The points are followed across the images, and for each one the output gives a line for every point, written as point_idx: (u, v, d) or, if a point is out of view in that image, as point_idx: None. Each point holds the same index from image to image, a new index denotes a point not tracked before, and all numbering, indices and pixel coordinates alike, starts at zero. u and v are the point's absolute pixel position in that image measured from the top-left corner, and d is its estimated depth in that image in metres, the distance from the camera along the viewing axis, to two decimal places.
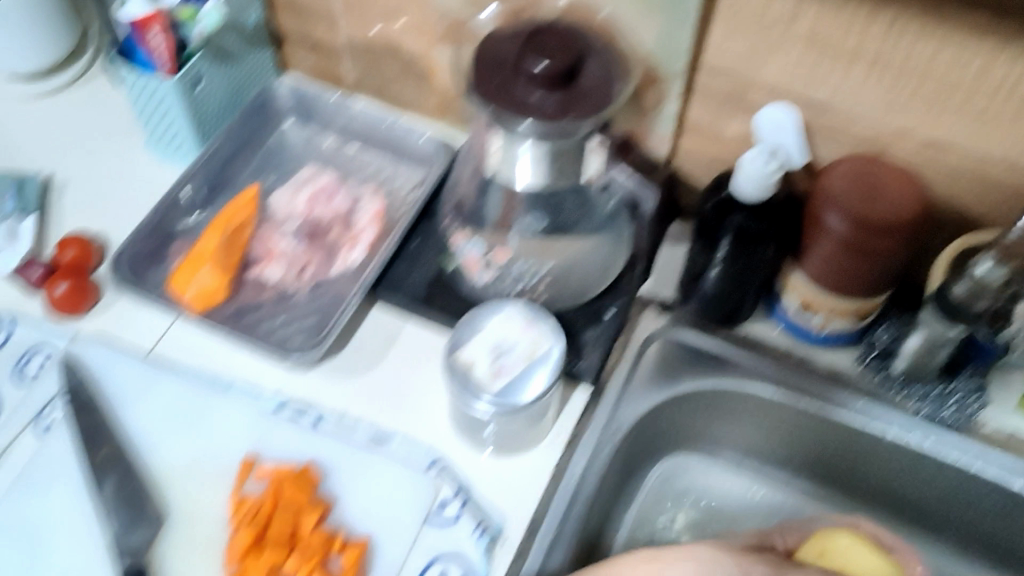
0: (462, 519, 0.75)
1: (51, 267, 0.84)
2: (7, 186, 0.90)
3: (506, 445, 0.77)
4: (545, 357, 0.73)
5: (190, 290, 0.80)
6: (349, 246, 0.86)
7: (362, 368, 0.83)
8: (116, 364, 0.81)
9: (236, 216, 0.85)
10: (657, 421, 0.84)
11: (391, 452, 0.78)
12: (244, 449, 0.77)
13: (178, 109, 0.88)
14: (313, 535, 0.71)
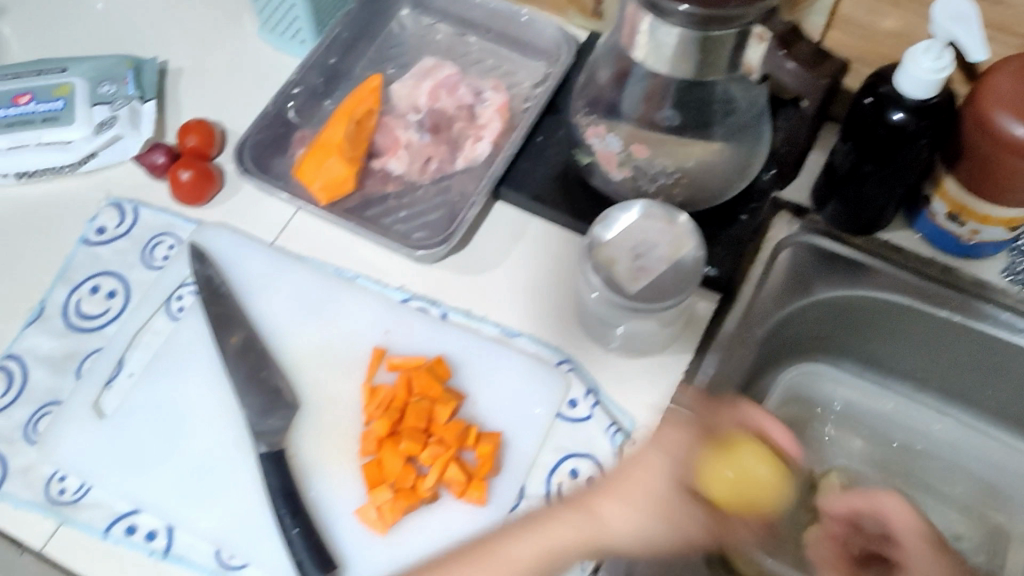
0: (594, 417, 0.74)
1: (174, 154, 0.84)
2: (125, 70, 0.88)
3: (637, 347, 0.77)
4: (687, 261, 0.71)
5: (318, 181, 0.79)
6: (473, 140, 0.83)
7: (487, 264, 0.82)
8: (245, 252, 0.81)
9: (359, 106, 0.82)
10: (788, 327, 0.85)
11: (520, 348, 0.78)
12: (373, 342, 0.77)
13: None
14: (446, 427, 0.71)
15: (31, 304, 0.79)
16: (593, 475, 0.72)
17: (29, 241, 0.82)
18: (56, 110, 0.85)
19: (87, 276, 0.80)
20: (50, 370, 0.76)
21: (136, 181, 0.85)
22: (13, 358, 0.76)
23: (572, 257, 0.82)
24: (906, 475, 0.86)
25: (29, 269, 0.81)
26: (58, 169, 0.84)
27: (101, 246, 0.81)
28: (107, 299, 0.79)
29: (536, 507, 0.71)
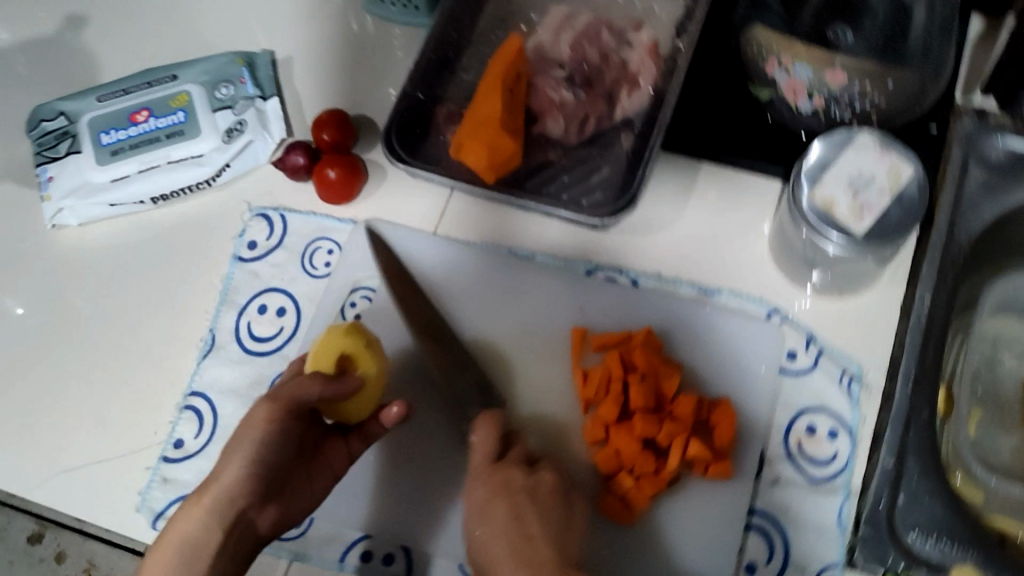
0: (820, 368, 0.70)
1: (312, 152, 0.78)
2: (239, 69, 0.82)
3: (852, 283, 0.71)
4: (909, 192, 0.66)
5: (483, 162, 0.73)
6: (629, 89, 0.78)
7: (667, 220, 0.76)
8: (409, 247, 0.76)
9: (507, 70, 0.76)
10: (989, 239, 0.78)
11: (723, 305, 0.73)
12: (570, 323, 0.72)
13: None
14: (678, 401, 0.67)
15: (200, 334, 0.74)
16: (833, 429, 0.68)
17: (180, 267, 0.77)
18: (179, 124, 0.79)
19: (250, 296, 0.75)
20: (239, 402, 0.71)
21: (275, 185, 0.79)
22: (197, 395, 0.72)
23: (757, 199, 0.76)
24: None
25: (188, 298, 0.76)
26: (193, 186, 0.79)
27: (257, 261, 0.76)
28: (277, 317, 0.74)
29: (780, 470, 0.67)
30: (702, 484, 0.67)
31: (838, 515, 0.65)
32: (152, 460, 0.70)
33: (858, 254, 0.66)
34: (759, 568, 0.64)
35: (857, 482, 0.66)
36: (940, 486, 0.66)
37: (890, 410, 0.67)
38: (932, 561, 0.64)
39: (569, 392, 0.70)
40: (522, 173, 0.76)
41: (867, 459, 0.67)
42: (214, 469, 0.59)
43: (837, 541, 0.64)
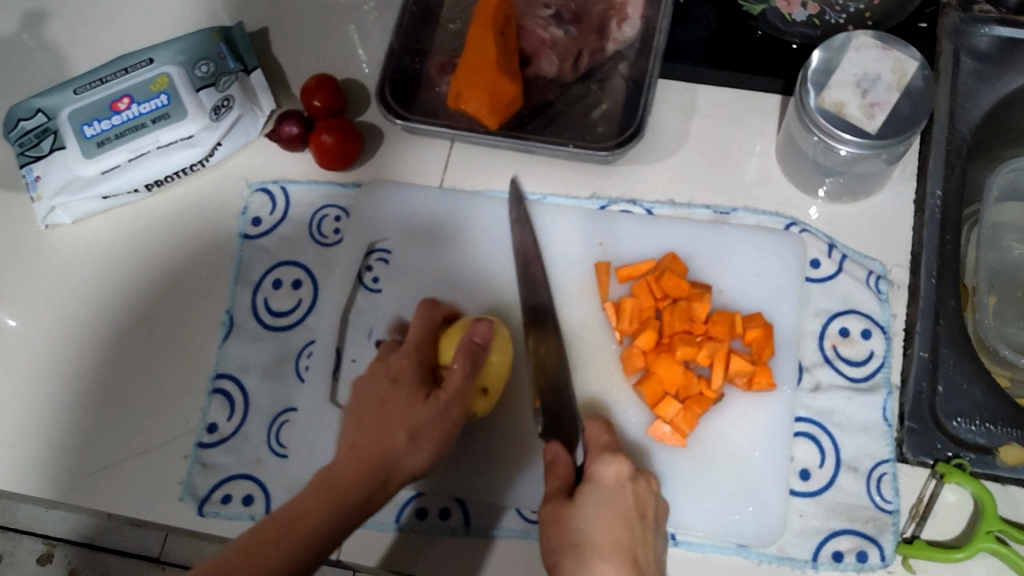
0: (845, 271, 0.70)
1: (305, 120, 0.76)
2: (217, 44, 0.77)
3: (866, 187, 0.72)
4: (918, 85, 0.66)
5: (483, 106, 0.73)
6: (619, 21, 0.77)
7: (671, 147, 0.76)
8: (419, 204, 0.76)
9: (497, 11, 0.74)
10: (987, 129, 0.79)
11: (740, 223, 0.73)
12: (592, 258, 0.72)
13: None
14: (712, 322, 0.67)
15: (219, 317, 0.73)
16: (866, 329, 0.68)
17: (188, 253, 0.76)
18: (163, 106, 0.74)
19: (264, 271, 0.74)
20: (269, 378, 0.70)
21: (274, 160, 0.79)
22: (224, 377, 0.70)
23: (758, 115, 0.77)
24: None
25: (201, 282, 0.75)
26: (189, 167, 0.77)
27: (265, 236, 0.75)
28: (294, 290, 0.73)
29: (821, 375, 0.67)
30: (745, 398, 0.67)
31: (884, 411, 0.65)
32: (188, 447, 0.69)
33: (871, 153, 0.65)
34: (813, 473, 0.65)
35: (896, 377, 0.67)
36: (976, 371, 0.68)
37: (917, 304, 0.68)
38: (979, 445, 0.65)
39: (600, 326, 0.70)
40: (523, 116, 0.76)
41: (903, 354, 0.68)
42: (393, 440, 0.57)
43: (887, 436, 0.65)
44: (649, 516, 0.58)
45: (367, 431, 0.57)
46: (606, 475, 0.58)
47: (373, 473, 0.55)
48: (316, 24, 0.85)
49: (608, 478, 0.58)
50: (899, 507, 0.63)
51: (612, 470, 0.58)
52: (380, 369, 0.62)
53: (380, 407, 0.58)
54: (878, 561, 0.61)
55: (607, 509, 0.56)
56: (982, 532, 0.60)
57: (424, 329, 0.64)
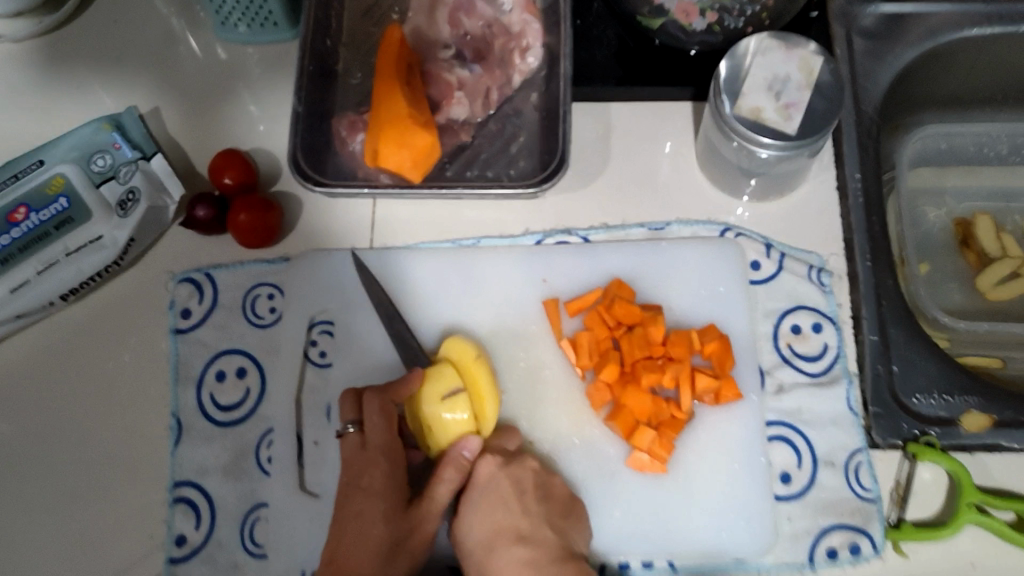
0: (786, 269, 0.71)
1: (218, 201, 0.73)
2: (108, 135, 0.73)
3: (791, 183, 0.73)
4: (826, 78, 0.67)
5: (404, 162, 0.71)
6: (521, 51, 0.76)
7: (595, 170, 0.76)
8: (354, 268, 0.73)
9: (398, 62, 0.72)
10: (888, 103, 0.82)
11: (676, 236, 0.74)
12: (540, 297, 0.72)
13: None
14: (670, 343, 0.66)
15: (165, 421, 0.70)
16: (816, 323, 0.69)
17: (119, 358, 0.72)
18: (64, 210, 0.70)
19: (204, 365, 0.71)
20: (231, 477, 0.67)
21: (190, 245, 0.75)
22: (184, 484, 0.67)
23: (673, 125, 0.77)
24: None
25: (139, 388, 0.71)
26: (105, 270, 0.73)
27: (198, 328, 0.72)
28: (239, 379, 0.70)
29: (782, 376, 0.69)
30: (715, 411, 0.68)
31: (847, 401, 0.67)
32: (159, 565, 0.65)
33: (794, 154, 0.66)
34: (794, 475, 0.66)
35: (852, 365, 0.69)
36: (924, 345, 0.69)
37: (858, 289, 0.70)
38: (941, 418, 0.66)
39: (559, 363, 0.69)
40: (445, 164, 0.74)
41: (855, 340, 0.69)
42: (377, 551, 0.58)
43: (855, 426, 0.66)
44: (526, 493, 0.62)
45: (345, 547, 0.59)
46: (478, 474, 0.63)
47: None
48: (209, 94, 0.81)
49: (480, 474, 0.63)
50: (880, 493, 0.64)
51: (482, 473, 0.63)
52: (356, 472, 0.61)
53: (356, 520, 0.60)
54: (870, 550, 0.62)
55: (484, 511, 0.62)
56: (963, 505, 0.62)
57: (384, 422, 0.61)
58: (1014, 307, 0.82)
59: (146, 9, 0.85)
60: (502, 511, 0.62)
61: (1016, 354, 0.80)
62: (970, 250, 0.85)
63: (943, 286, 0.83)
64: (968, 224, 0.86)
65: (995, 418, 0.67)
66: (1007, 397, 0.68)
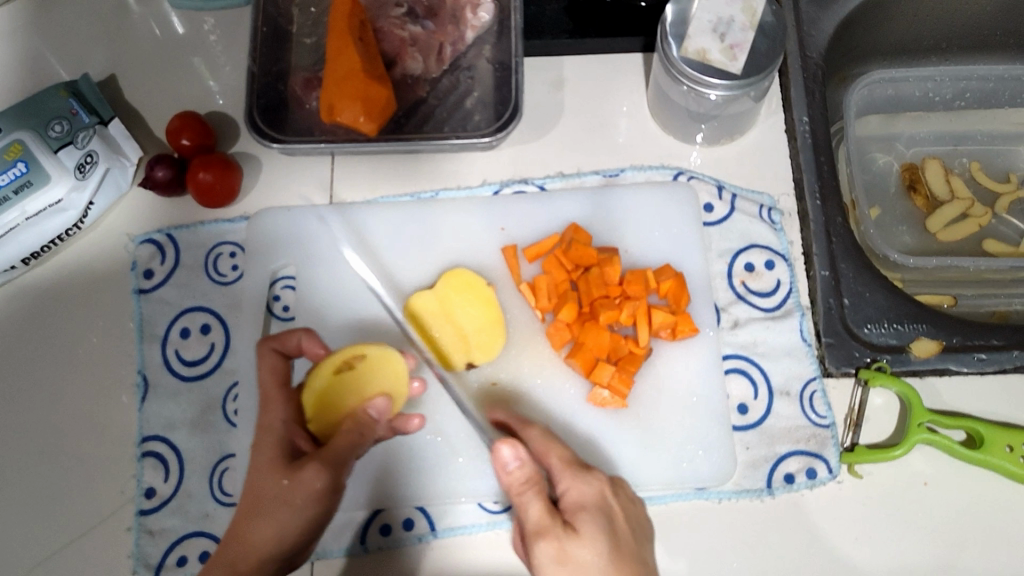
0: (738, 210, 0.73)
1: (177, 162, 0.74)
2: (65, 100, 0.71)
3: (741, 126, 0.75)
4: (768, 19, 0.69)
5: (359, 115, 0.71)
6: (472, 7, 0.77)
7: (549, 122, 0.77)
8: (313, 223, 0.74)
9: (351, 19, 0.73)
10: (834, 51, 0.84)
11: (631, 182, 0.75)
12: (498, 244, 0.73)
13: None
14: (627, 283, 0.68)
15: (130, 380, 0.70)
16: (768, 260, 0.71)
17: (84, 322, 0.72)
18: (23, 175, 0.67)
19: (169, 323, 0.71)
20: (198, 430, 0.68)
21: (152, 208, 0.76)
22: (152, 439, 0.68)
23: (625, 76, 0.79)
24: (978, 135, 0.90)
25: (104, 347, 0.71)
26: (65, 234, 0.73)
27: (161, 288, 0.72)
28: (204, 335, 0.71)
29: (737, 312, 0.70)
30: (673, 347, 0.69)
31: (801, 332, 0.69)
32: (130, 519, 0.65)
33: (742, 93, 0.68)
34: (750, 406, 0.67)
35: (804, 299, 0.70)
36: (873, 278, 0.71)
37: (809, 226, 0.72)
38: (891, 345, 0.68)
39: (518, 307, 0.71)
40: (399, 117, 0.75)
41: (806, 275, 0.71)
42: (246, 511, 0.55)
43: (808, 356, 0.68)
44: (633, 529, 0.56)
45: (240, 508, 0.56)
46: (588, 497, 0.55)
47: (275, 559, 0.55)
48: (166, 60, 0.82)
49: (590, 493, 0.56)
50: (834, 419, 0.66)
51: (594, 495, 0.56)
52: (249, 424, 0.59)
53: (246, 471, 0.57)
54: (826, 474, 0.64)
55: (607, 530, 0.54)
56: (914, 425, 0.64)
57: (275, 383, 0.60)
58: (963, 247, 0.84)
59: None
60: (621, 541, 0.54)
61: (966, 291, 0.82)
62: (918, 193, 0.86)
63: (894, 229, 0.85)
64: (915, 168, 0.88)
65: (943, 343, 0.69)
66: (954, 323, 0.69)
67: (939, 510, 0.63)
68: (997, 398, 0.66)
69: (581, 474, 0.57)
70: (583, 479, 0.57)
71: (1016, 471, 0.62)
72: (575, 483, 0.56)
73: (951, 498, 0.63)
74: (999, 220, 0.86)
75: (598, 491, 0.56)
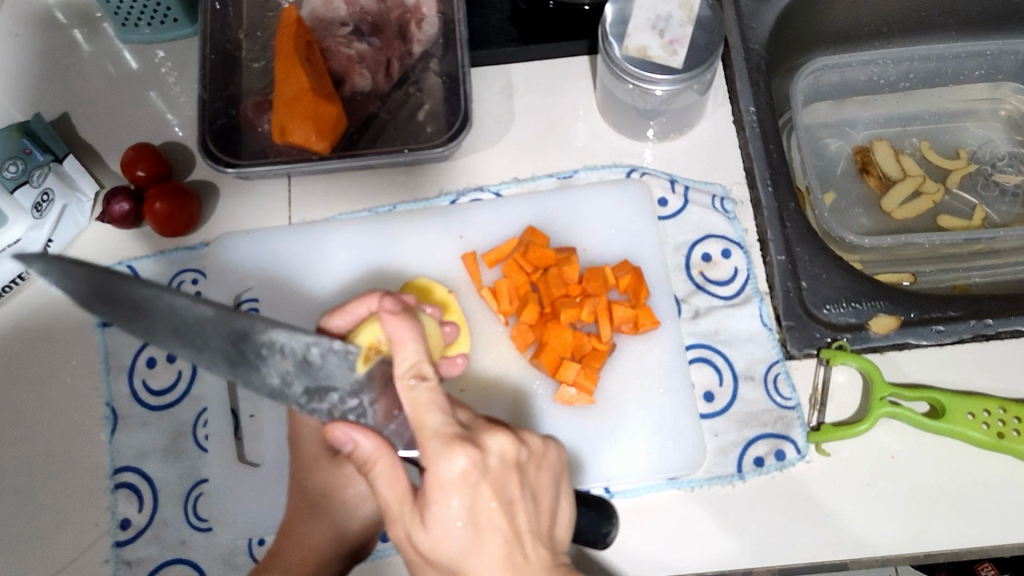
0: (692, 202, 0.74)
1: (134, 194, 0.74)
2: (19, 140, 0.70)
3: (689, 119, 0.76)
4: (705, 13, 0.70)
5: (310, 134, 0.72)
6: (417, 23, 0.79)
7: (501, 129, 0.78)
8: (274, 245, 0.75)
9: (297, 40, 0.74)
10: (777, 41, 0.85)
11: (585, 182, 0.76)
12: (458, 252, 0.74)
13: None
14: (586, 280, 0.69)
15: (99, 412, 0.70)
16: (725, 249, 0.72)
17: (50, 357, 0.72)
18: None
19: (134, 354, 0.71)
20: (171, 458, 0.68)
21: (112, 240, 0.76)
22: (125, 470, 0.68)
23: (572, 79, 0.80)
24: (926, 114, 0.92)
25: (71, 382, 0.71)
26: (26, 273, 0.73)
27: None
28: (171, 363, 0.71)
29: (697, 302, 0.71)
30: (636, 341, 0.70)
31: (761, 317, 0.69)
32: (106, 550, 0.66)
33: (687, 86, 0.69)
34: (716, 393, 0.68)
35: (763, 285, 0.71)
36: (829, 259, 0.72)
37: (762, 213, 0.73)
38: (850, 324, 0.69)
39: (481, 312, 0.71)
40: (352, 134, 0.75)
41: (762, 261, 0.72)
42: (300, 522, 0.63)
43: (770, 340, 0.69)
44: (517, 500, 0.50)
45: (293, 519, 0.63)
46: (446, 487, 0.48)
47: (337, 552, 0.62)
48: (118, 94, 0.83)
49: (450, 478, 0.48)
50: (799, 401, 0.66)
51: (451, 485, 0.48)
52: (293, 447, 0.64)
53: (296, 484, 0.64)
54: (795, 455, 0.64)
55: (465, 520, 0.48)
56: (876, 400, 0.64)
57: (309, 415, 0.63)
58: (919, 224, 0.86)
59: (45, 20, 0.86)
60: (482, 529, 0.49)
61: (924, 269, 0.83)
62: (871, 174, 0.88)
63: (850, 211, 0.86)
64: (866, 151, 0.90)
65: (902, 318, 0.69)
66: (913, 298, 0.70)
67: (908, 481, 0.63)
68: (960, 366, 0.67)
69: (441, 453, 0.49)
70: (444, 456, 0.49)
71: (981, 438, 0.62)
72: (432, 461, 0.49)
73: (917, 469, 0.64)
74: (952, 196, 0.87)
75: (458, 487, 0.48)
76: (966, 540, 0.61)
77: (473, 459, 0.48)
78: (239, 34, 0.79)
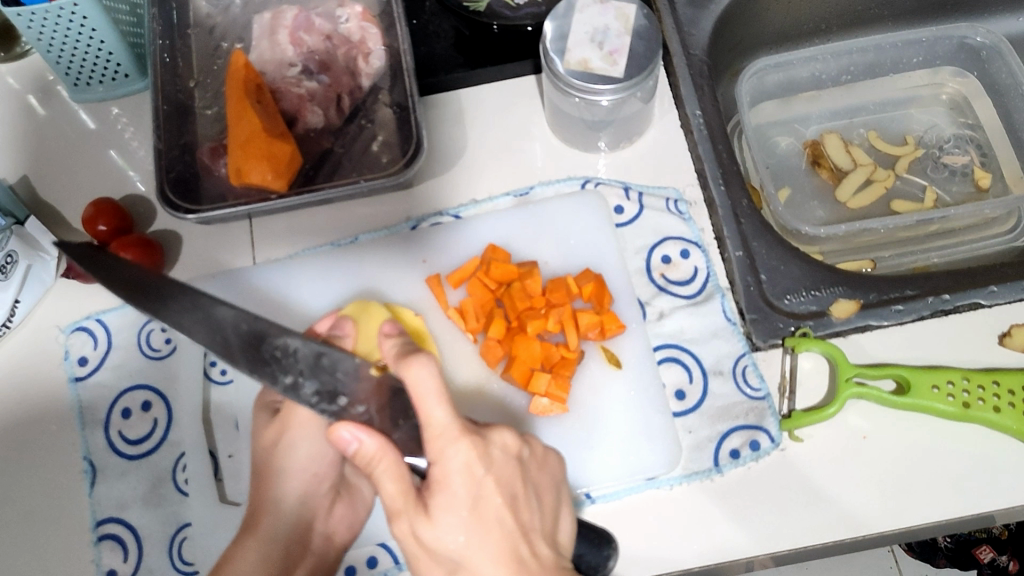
0: (647, 207, 0.76)
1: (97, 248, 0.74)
2: None
3: (638, 127, 0.78)
4: (641, 22, 0.72)
5: (267, 172, 0.73)
6: (364, 57, 0.81)
7: (455, 153, 0.80)
8: (246, 290, 0.75)
9: (247, 84, 0.75)
10: (717, 46, 0.87)
11: (542, 197, 0.78)
12: (424, 275, 0.75)
13: (119, 47, 0.80)
14: (549, 292, 0.71)
15: (77, 467, 0.70)
16: (683, 250, 0.74)
17: (24, 417, 0.72)
18: None
19: (108, 406, 0.71)
20: (152, 505, 0.68)
21: (80, 296, 0.77)
22: (108, 521, 0.68)
23: (521, 99, 0.82)
24: (870, 105, 0.95)
25: (48, 439, 0.71)
26: None
27: (96, 373, 0.73)
28: (145, 412, 0.71)
29: (661, 304, 0.72)
30: (606, 346, 0.71)
31: (724, 313, 0.70)
32: None
33: (630, 93, 0.70)
34: (686, 391, 0.69)
35: (724, 281, 0.72)
36: (786, 250, 0.73)
37: (716, 211, 0.74)
38: (812, 311, 0.70)
39: (448, 334, 0.72)
40: (308, 170, 0.76)
41: (721, 259, 0.73)
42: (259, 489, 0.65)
43: (735, 334, 0.70)
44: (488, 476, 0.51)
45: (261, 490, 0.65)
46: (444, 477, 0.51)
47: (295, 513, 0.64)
48: (77, 154, 0.83)
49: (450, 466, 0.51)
50: (768, 390, 0.67)
51: (463, 474, 0.50)
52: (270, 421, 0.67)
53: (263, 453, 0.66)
54: (769, 444, 0.65)
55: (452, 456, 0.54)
56: (843, 381, 0.66)
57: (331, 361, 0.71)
58: (874, 211, 0.87)
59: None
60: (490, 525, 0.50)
61: (884, 254, 0.85)
62: (823, 166, 0.89)
63: (806, 205, 0.88)
64: (817, 145, 0.91)
65: (861, 302, 0.70)
66: (870, 281, 0.71)
67: (884, 461, 0.64)
68: (923, 342, 0.68)
69: (450, 445, 0.51)
70: (452, 450, 0.51)
71: (947, 410, 0.64)
72: (441, 453, 0.51)
73: (889, 446, 0.65)
74: (902, 180, 0.89)
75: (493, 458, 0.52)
76: (945, 511, 0.62)
77: (478, 442, 0.51)
78: (191, 83, 0.81)
